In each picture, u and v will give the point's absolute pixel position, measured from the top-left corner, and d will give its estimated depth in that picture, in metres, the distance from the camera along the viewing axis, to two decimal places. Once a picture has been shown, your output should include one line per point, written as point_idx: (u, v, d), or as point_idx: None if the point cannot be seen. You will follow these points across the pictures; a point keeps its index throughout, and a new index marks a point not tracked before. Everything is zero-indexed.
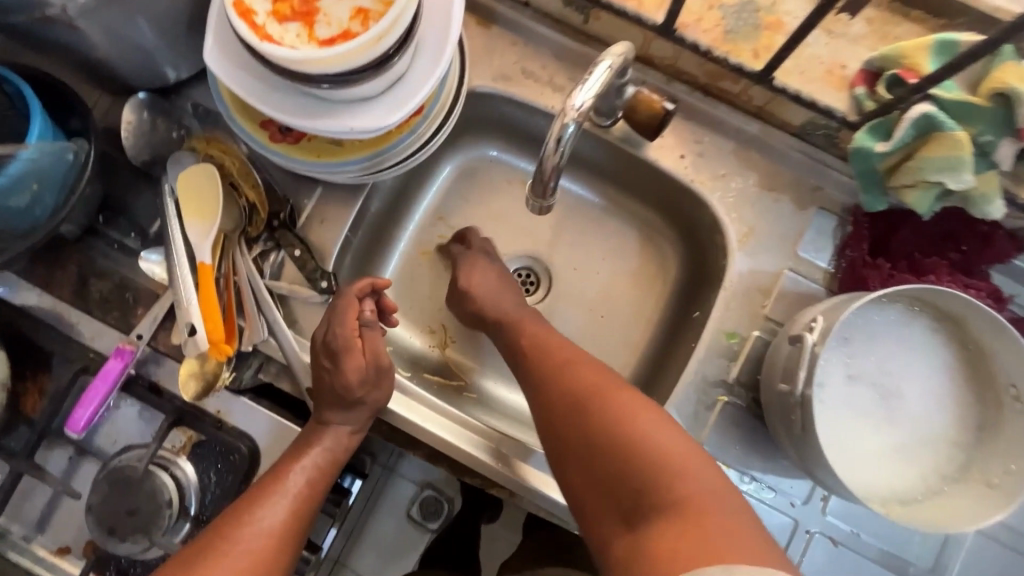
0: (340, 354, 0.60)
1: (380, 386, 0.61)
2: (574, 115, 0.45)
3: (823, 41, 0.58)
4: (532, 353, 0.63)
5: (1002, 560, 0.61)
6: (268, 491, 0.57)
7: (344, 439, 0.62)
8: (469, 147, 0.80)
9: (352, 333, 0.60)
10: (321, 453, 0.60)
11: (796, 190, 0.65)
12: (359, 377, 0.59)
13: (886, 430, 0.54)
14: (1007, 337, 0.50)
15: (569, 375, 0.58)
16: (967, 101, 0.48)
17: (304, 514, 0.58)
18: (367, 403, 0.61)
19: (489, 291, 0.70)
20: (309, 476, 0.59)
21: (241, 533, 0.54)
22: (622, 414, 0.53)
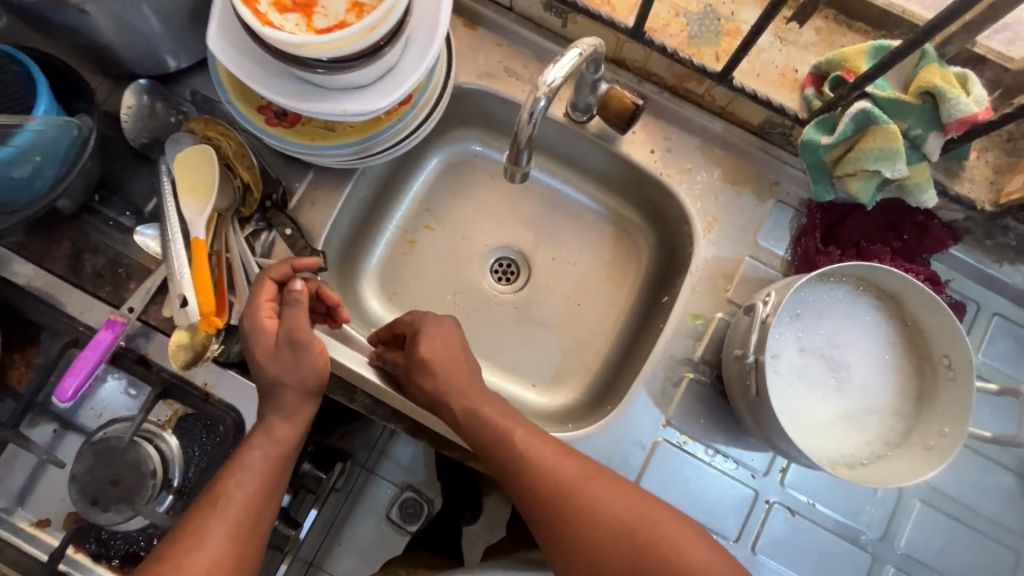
0: (253, 331, 0.60)
1: (298, 361, 0.59)
2: (545, 90, 0.49)
3: (776, 47, 0.64)
4: (529, 474, 0.57)
5: (944, 527, 0.66)
6: (206, 511, 0.55)
7: (277, 434, 0.59)
8: (456, 142, 0.84)
9: (264, 311, 0.60)
10: (253, 460, 0.58)
11: (756, 183, 0.70)
12: (270, 356, 0.59)
13: (834, 399, 0.58)
14: (938, 308, 0.55)
15: (523, 446, 0.57)
16: (898, 99, 0.54)
17: (255, 524, 0.57)
18: (289, 386, 0.60)
19: (443, 370, 0.61)
20: (245, 487, 0.56)
21: (190, 551, 0.53)
22: (581, 485, 0.57)
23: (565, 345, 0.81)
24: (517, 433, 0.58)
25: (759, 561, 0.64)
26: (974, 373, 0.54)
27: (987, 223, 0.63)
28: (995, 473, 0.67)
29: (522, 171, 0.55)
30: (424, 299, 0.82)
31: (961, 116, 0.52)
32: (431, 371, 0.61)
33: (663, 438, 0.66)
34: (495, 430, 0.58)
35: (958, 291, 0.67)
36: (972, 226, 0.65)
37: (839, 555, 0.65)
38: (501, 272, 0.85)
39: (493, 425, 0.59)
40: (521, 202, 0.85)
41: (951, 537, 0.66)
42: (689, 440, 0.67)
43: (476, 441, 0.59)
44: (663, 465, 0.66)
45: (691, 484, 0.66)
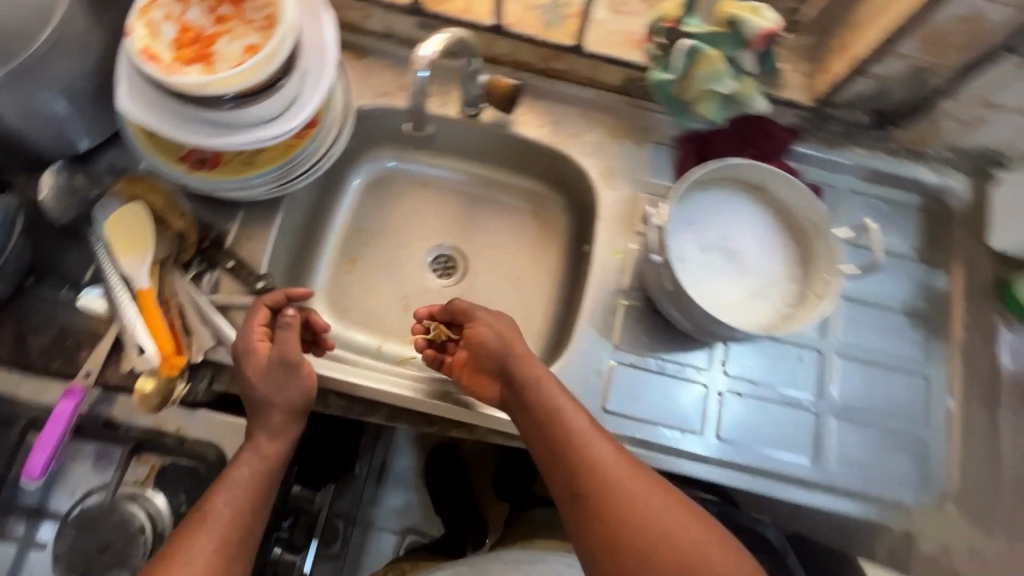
0: (243, 355, 0.63)
1: (290, 382, 0.62)
2: (422, 63, 0.63)
3: (613, 18, 0.79)
4: (575, 451, 0.57)
5: (864, 374, 0.77)
6: (193, 530, 0.54)
7: (264, 451, 0.60)
8: (371, 162, 0.92)
9: (258, 336, 0.64)
10: (242, 474, 0.58)
11: (633, 132, 0.82)
12: (262, 377, 0.62)
13: (737, 278, 0.68)
14: (805, 194, 0.67)
15: (572, 425, 0.59)
16: (712, 31, 0.67)
17: (244, 542, 0.56)
18: (278, 406, 0.62)
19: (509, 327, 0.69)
20: (235, 503, 0.56)
21: (175, 566, 0.52)
22: (623, 474, 0.56)
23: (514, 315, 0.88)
24: (574, 418, 0.60)
25: (724, 445, 0.72)
26: (829, 222, 0.66)
27: (812, 118, 0.78)
28: (891, 318, 0.78)
29: (426, 122, 0.71)
30: (375, 308, 0.88)
31: (759, 31, 0.66)
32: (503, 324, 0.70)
33: (616, 361, 0.74)
34: (548, 413, 0.61)
35: (815, 179, 0.80)
36: (804, 124, 0.79)
37: (789, 422, 0.74)
38: (440, 268, 0.91)
39: (549, 410, 0.61)
40: (445, 202, 0.93)
41: (872, 380, 0.77)
42: (639, 358, 0.74)
43: (531, 421, 0.62)
44: (622, 385, 0.73)
45: (650, 394, 0.73)
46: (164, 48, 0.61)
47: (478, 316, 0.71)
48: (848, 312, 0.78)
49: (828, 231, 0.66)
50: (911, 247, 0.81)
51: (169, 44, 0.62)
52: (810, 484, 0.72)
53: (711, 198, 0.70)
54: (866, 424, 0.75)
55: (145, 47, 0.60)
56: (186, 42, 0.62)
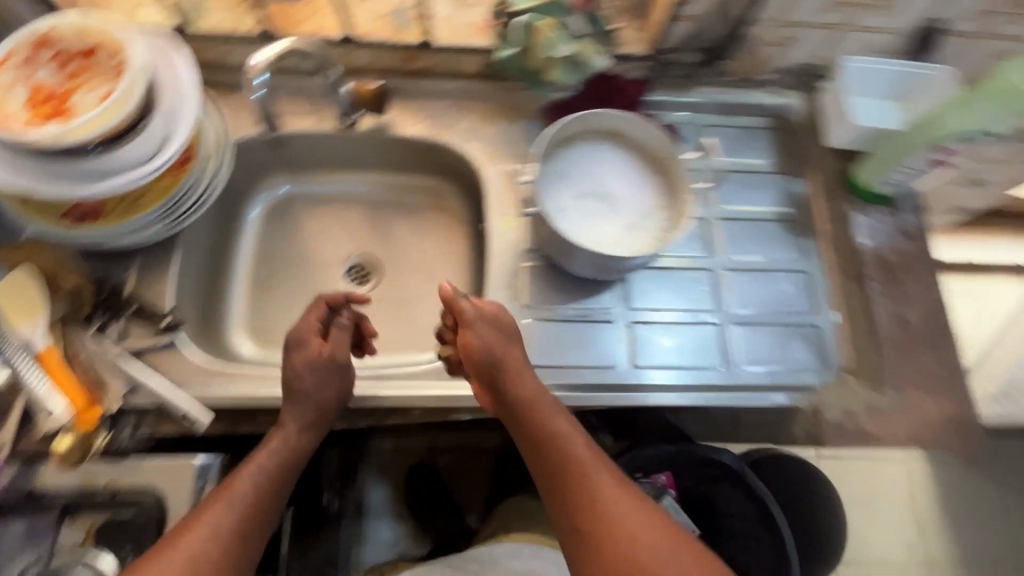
0: (298, 344, 0.70)
1: (328, 381, 0.69)
2: (251, 70, 0.68)
3: (459, 12, 0.84)
4: (574, 481, 0.62)
5: (755, 281, 0.84)
6: (222, 495, 0.61)
7: (289, 440, 0.68)
8: (266, 191, 0.94)
9: (311, 331, 0.71)
10: (271, 458, 0.66)
11: (503, 111, 0.88)
12: (310, 367, 0.69)
13: (614, 216, 0.74)
14: (655, 132, 0.75)
15: (573, 457, 0.63)
16: (537, 3, 0.74)
17: (257, 519, 0.62)
18: (312, 397, 0.68)
19: (508, 344, 0.70)
20: (261, 481, 0.64)
21: (198, 519, 0.58)
22: (619, 505, 0.59)
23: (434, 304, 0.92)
24: (577, 450, 0.64)
25: (642, 372, 0.77)
26: (677, 150, 0.74)
27: (656, 67, 0.86)
28: (766, 227, 0.86)
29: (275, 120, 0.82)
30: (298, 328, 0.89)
31: None
32: (502, 339, 0.70)
33: (529, 317, 0.79)
34: (551, 442, 0.64)
35: (671, 120, 0.90)
36: (650, 74, 0.87)
37: (697, 338, 0.80)
38: (356, 276, 0.94)
39: (551, 440, 0.65)
40: (348, 215, 0.96)
41: (764, 285, 0.83)
42: (547, 312, 0.79)
43: (534, 449, 0.66)
44: (539, 336, 0.78)
45: (564, 342, 0.78)
46: (18, 109, 0.63)
47: (474, 319, 0.71)
48: (728, 230, 0.86)
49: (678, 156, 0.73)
50: (768, 163, 0.90)
51: (21, 106, 0.63)
52: (725, 388, 0.77)
53: (579, 151, 0.77)
54: (767, 325, 0.81)
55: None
56: (39, 101, 0.64)
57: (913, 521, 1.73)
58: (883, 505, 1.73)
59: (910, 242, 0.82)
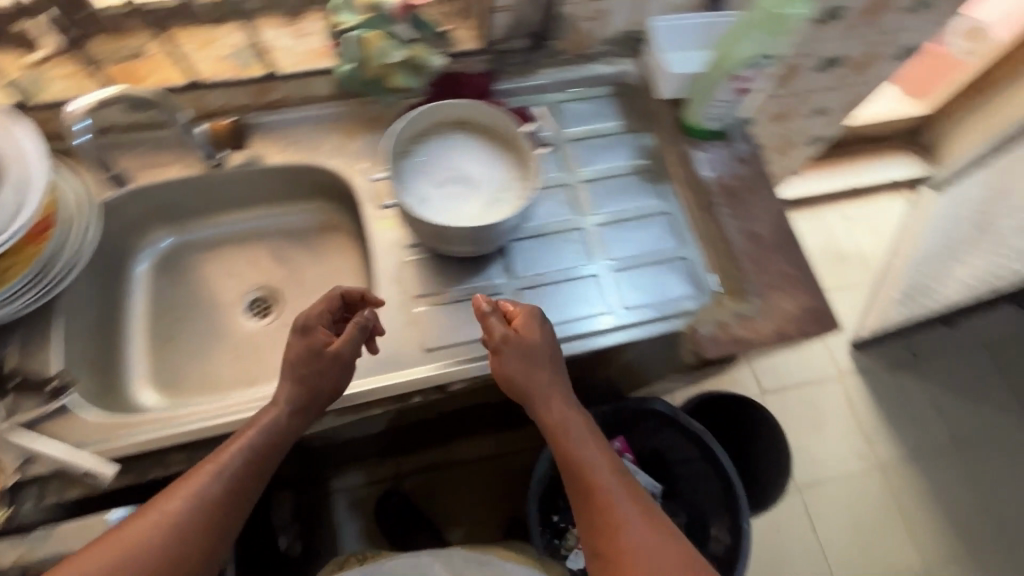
0: (304, 330, 0.71)
1: (329, 372, 0.70)
2: (67, 115, 0.71)
3: (300, 40, 0.88)
4: (596, 502, 0.66)
5: (624, 230, 0.91)
6: (208, 465, 0.64)
7: (281, 421, 0.69)
8: (149, 246, 0.95)
9: (320, 320, 0.73)
10: (262, 432, 0.67)
11: (364, 124, 0.93)
12: (307, 354, 0.70)
13: (473, 195, 0.80)
14: (496, 114, 0.82)
15: (596, 479, 0.67)
16: (362, 20, 0.81)
17: (242, 491, 0.64)
18: (312, 385, 0.70)
19: (535, 369, 0.73)
20: (248, 455, 0.65)
21: (182, 486, 0.62)
22: (636, 526, 0.64)
23: None
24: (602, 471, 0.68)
25: None
26: (517, 127, 0.82)
27: (495, 58, 0.93)
28: (624, 180, 0.94)
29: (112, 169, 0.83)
30: (205, 370, 0.90)
31: (395, 6, 0.82)
32: (527, 365, 0.73)
33: (421, 306, 0.83)
34: (577, 465, 0.69)
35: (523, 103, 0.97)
36: (491, 66, 0.94)
37: (580, 291, 0.86)
38: (256, 309, 0.95)
39: (577, 461, 0.69)
40: (239, 252, 0.98)
41: (633, 231, 0.91)
42: (438, 297, 0.84)
43: (564, 468, 0.70)
44: (435, 321, 0.82)
45: (460, 320, 0.82)
46: None
47: (504, 343, 0.73)
48: (592, 190, 0.93)
49: (517, 132, 0.81)
50: (616, 125, 0.99)
51: None
52: (612, 330, 0.84)
53: (432, 146, 0.82)
54: (641, 265, 0.88)
55: None
56: None
57: (858, 427, 1.84)
58: (829, 421, 1.84)
59: (746, 167, 0.91)
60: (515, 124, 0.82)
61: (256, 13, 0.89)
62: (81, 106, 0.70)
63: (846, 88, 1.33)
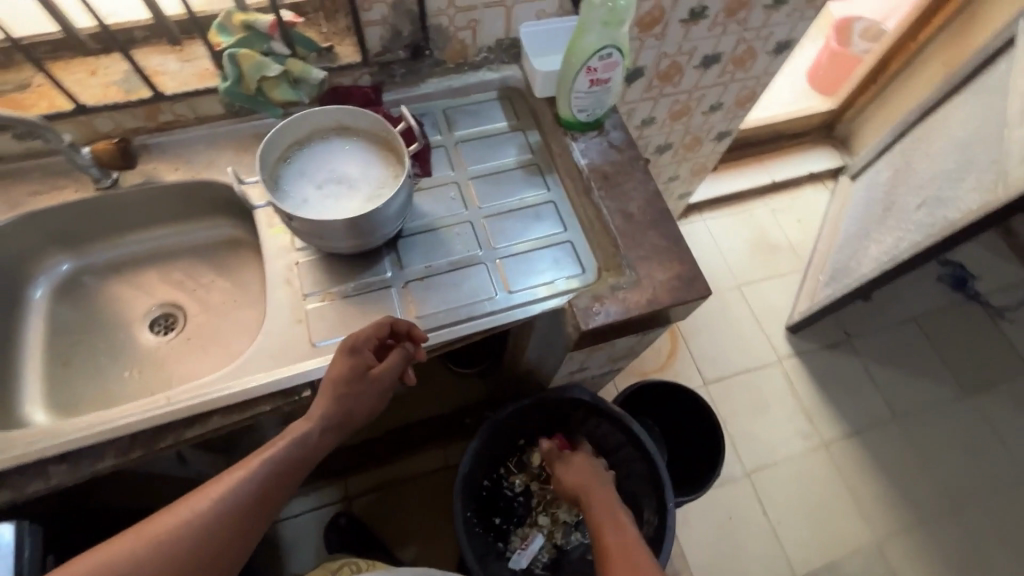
0: (353, 351, 0.76)
1: (366, 391, 0.77)
2: None
3: (186, 62, 0.92)
4: (615, 530, 0.83)
5: (509, 219, 0.96)
6: (240, 470, 0.69)
7: (310, 439, 0.73)
8: (46, 273, 0.96)
9: (368, 343, 0.77)
10: (294, 444, 0.72)
11: (256, 139, 0.97)
12: (346, 371, 0.75)
13: (352, 192, 0.84)
14: (370, 118, 0.87)
15: (618, 520, 0.86)
16: (236, 38, 0.86)
17: (270, 498, 0.69)
18: (343, 404, 0.75)
19: (585, 472, 1.03)
20: (276, 465, 0.70)
21: (211, 489, 0.66)
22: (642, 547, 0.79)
23: (240, 327, 0.97)
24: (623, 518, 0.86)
25: (423, 319, 0.86)
26: (390, 128, 0.87)
27: (380, 70, 0.99)
28: (508, 174, 1.00)
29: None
30: (106, 388, 0.91)
31: (266, 25, 0.85)
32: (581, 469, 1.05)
33: (311, 303, 0.86)
34: (607, 512, 0.88)
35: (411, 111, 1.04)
36: (377, 77, 1.00)
37: (468, 278, 0.90)
38: (161, 326, 0.98)
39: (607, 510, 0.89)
40: (143, 272, 1.01)
41: (517, 220, 0.96)
42: (328, 294, 0.87)
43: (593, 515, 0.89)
44: (326, 316, 0.85)
45: (350, 316, 0.86)
46: None
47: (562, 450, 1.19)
48: (479, 184, 0.99)
49: (391, 132, 0.86)
50: (502, 125, 1.05)
51: None
52: (500, 312, 0.87)
53: (309, 153, 0.86)
54: (526, 250, 0.93)
55: None
56: None
57: (801, 409, 1.89)
58: (772, 404, 1.89)
59: (619, 154, 0.98)
60: (390, 125, 0.87)
61: (144, 41, 0.92)
62: None
63: (734, 82, 1.43)
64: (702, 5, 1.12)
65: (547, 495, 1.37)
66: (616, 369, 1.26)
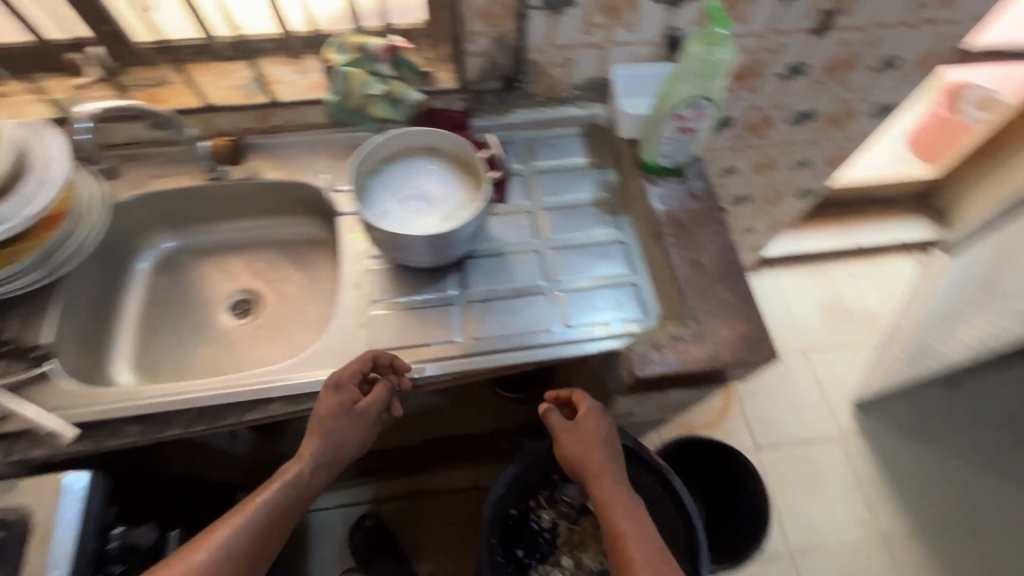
0: (334, 388, 0.80)
1: (354, 425, 0.81)
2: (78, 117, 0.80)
3: (301, 74, 1.00)
4: (609, 504, 0.82)
5: (576, 253, 0.96)
6: (235, 518, 0.71)
7: (303, 476, 0.77)
8: (152, 247, 1.06)
9: (352, 378, 0.80)
10: (287, 484, 0.75)
11: (351, 150, 1.04)
12: (332, 408, 0.79)
13: (431, 211, 0.87)
14: (458, 142, 0.91)
15: (609, 493, 0.84)
16: (350, 57, 0.92)
17: (268, 538, 0.72)
18: (331, 439, 0.79)
19: (592, 447, 0.89)
20: (271, 506, 0.73)
21: (208, 536, 0.69)
22: (633, 517, 0.81)
23: (308, 322, 1.03)
24: (614, 487, 0.85)
25: (479, 341, 0.88)
26: (474, 154, 0.90)
27: (473, 97, 1.04)
28: (581, 209, 1.01)
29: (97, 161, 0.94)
30: (183, 361, 0.99)
31: (379, 48, 0.92)
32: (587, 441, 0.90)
33: (376, 309, 0.90)
34: (601, 483, 0.85)
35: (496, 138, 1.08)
36: (468, 103, 1.05)
37: (527, 306, 0.91)
38: (240, 310, 1.05)
39: (600, 480, 0.85)
40: (233, 258, 1.09)
41: (584, 255, 0.96)
42: (393, 303, 0.90)
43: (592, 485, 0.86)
44: (387, 324, 0.89)
45: (410, 327, 0.89)
46: None
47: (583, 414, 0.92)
48: (550, 215, 1.00)
49: (476, 157, 0.89)
50: (582, 160, 1.06)
51: None
52: (554, 344, 0.88)
53: (396, 168, 0.91)
54: (588, 287, 0.93)
55: None
56: None
57: (860, 493, 1.74)
58: (827, 482, 1.75)
59: (698, 203, 0.97)
60: (474, 151, 0.91)
61: (266, 53, 1.01)
62: (93, 109, 0.81)
63: (827, 141, 1.37)
64: (802, 61, 1.10)
65: (573, 538, 1.35)
66: (663, 419, 1.21)
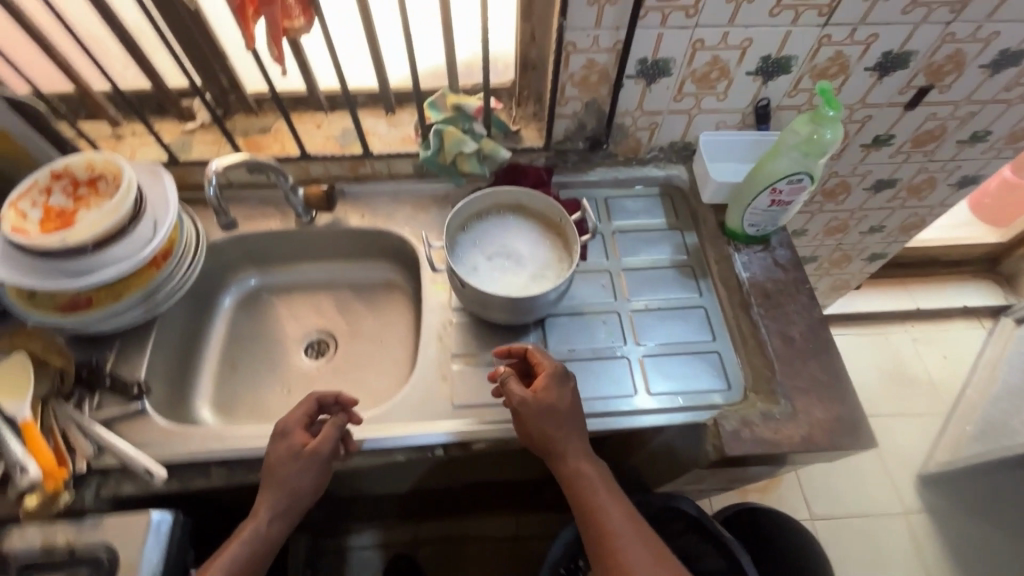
0: (279, 437, 0.77)
1: (306, 473, 0.75)
2: (212, 172, 0.85)
3: (394, 127, 1.05)
4: (580, 484, 0.76)
5: (657, 317, 0.95)
6: None
7: (265, 531, 0.74)
8: (237, 283, 1.10)
9: (297, 423, 0.78)
10: (245, 544, 0.73)
11: (435, 201, 1.06)
12: (284, 459, 0.75)
13: (519, 270, 0.88)
14: (548, 203, 0.92)
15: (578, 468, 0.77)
16: (445, 115, 0.95)
17: None
18: (286, 488, 0.74)
19: (555, 423, 0.77)
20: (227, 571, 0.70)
21: None
22: (604, 491, 0.76)
23: (381, 366, 1.04)
24: (584, 465, 0.77)
25: None
26: (563, 215, 0.90)
27: (557, 156, 1.06)
28: (660, 271, 1.00)
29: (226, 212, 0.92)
30: (259, 398, 1.01)
31: (473, 108, 0.94)
32: (552, 418, 0.77)
33: (456, 364, 0.90)
34: (571, 462, 0.77)
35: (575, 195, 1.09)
36: (551, 162, 1.07)
37: (607, 370, 0.90)
38: (315, 350, 1.07)
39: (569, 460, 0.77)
40: (309, 297, 1.12)
41: (664, 319, 0.95)
42: (473, 358, 0.91)
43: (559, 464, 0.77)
44: (467, 380, 0.89)
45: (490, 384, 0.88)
46: (33, 224, 0.81)
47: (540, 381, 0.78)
48: (629, 277, 0.99)
49: (565, 220, 0.89)
50: (661, 221, 1.06)
51: (37, 222, 0.81)
52: (635, 413, 0.86)
53: (484, 225, 0.93)
54: (669, 354, 0.91)
55: (14, 226, 0.79)
56: (50, 218, 0.82)
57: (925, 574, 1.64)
58: (890, 560, 1.64)
59: (784, 273, 0.96)
60: (563, 213, 0.91)
61: (362, 106, 1.05)
62: (223, 164, 0.85)
63: (903, 209, 1.35)
64: (888, 133, 1.09)
65: None
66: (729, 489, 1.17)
